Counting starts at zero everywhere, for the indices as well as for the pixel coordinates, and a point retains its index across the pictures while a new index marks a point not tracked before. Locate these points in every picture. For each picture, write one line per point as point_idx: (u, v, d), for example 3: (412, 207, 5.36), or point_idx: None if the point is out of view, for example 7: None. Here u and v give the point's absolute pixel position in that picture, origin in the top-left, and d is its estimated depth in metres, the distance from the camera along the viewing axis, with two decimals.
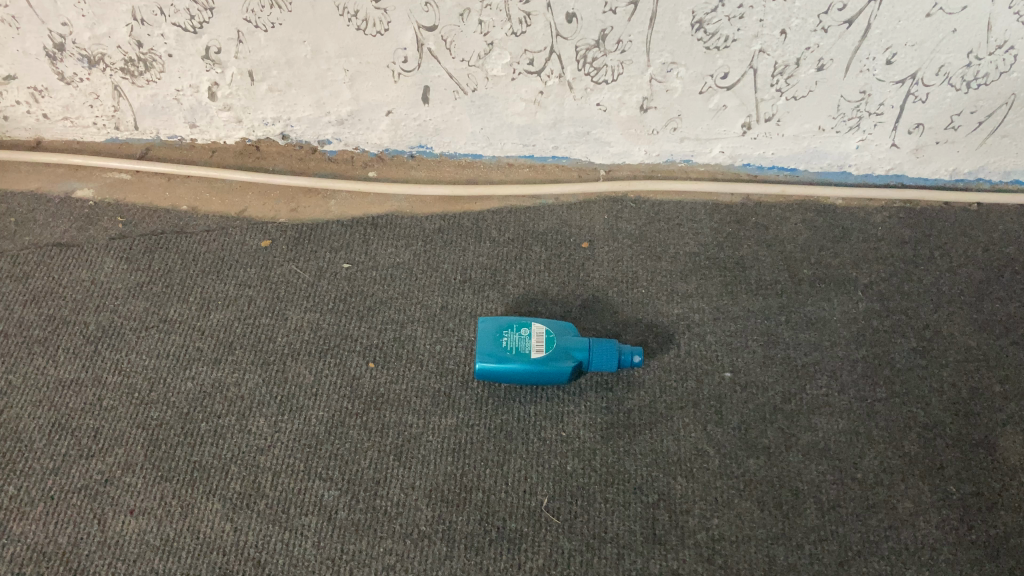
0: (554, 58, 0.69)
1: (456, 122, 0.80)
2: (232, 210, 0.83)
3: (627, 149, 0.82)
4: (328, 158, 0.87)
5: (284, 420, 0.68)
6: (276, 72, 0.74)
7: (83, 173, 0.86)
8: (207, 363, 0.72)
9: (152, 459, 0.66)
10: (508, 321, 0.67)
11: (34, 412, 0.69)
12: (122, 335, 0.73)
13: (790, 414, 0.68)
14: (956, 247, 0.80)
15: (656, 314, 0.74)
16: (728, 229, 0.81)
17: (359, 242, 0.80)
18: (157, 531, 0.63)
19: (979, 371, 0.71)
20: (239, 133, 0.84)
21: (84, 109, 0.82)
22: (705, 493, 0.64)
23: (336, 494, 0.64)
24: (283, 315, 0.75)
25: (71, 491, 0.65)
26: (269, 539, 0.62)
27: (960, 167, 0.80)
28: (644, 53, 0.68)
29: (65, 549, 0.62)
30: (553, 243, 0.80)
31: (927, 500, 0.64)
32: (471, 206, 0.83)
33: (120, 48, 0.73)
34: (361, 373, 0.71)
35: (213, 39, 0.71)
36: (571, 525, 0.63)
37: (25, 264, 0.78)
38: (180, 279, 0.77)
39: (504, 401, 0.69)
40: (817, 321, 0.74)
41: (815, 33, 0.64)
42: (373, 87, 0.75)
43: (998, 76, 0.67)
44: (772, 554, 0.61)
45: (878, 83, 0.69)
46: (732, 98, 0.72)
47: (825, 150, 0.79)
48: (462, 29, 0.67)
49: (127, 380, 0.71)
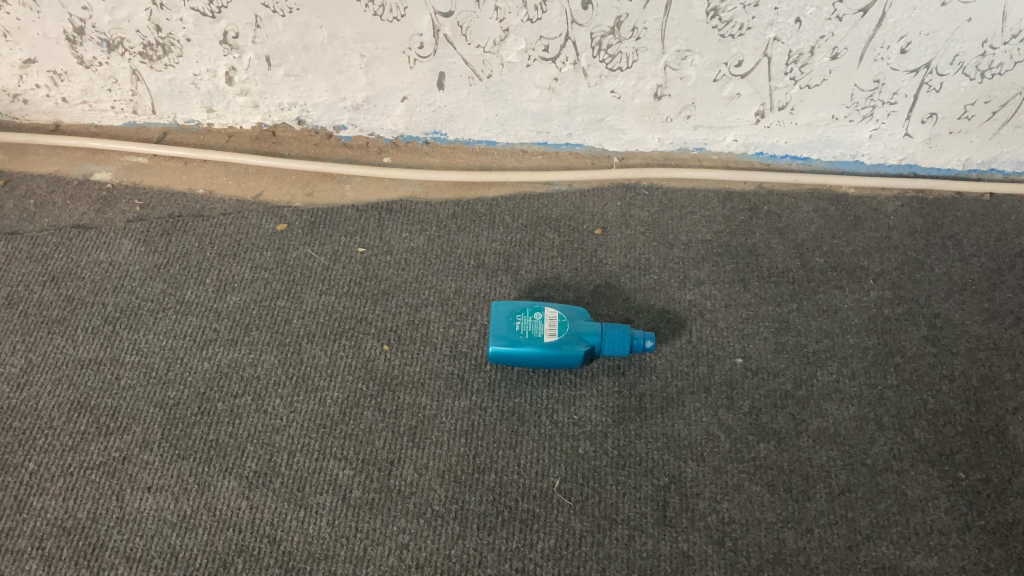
0: (569, 45, 0.70)
1: (470, 108, 0.80)
2: (248, 194, 0.84)
3: (641, 136, 0.82)
4: (343, 143, 0.87)
5: (300, 400, 0.70)
6: (293, 57, 0.75)
7: (100, 157, 0.87)
8: (224, 344, 0.73)
9: (170, 438, 0.68)
10: (522, 305, 0.68)
11: (54, 391, 0.70)
12: (139, 316, 0.75)
13: (800, 400, 0.69)
14: (968, 237, 0.80)
15: (668, 300, 0.75)
16: (740, 217, 0.81)
17: (373, 227, 0.81)
18: (175, 508, 0.64)
19: (989, 359, 0.72)
20: (255, 118, 0.85)
21: (103, 93, 0.83)
22: (715, 477, 0.65)
23: (351, 474, 0.66)
24: (299, 298, 0.76)
25: (90, 468, 0.66)
26: (284, 517, 0.64)
27: (973, 157, 0.80)
28: (659, 40, 0.68)
29: (86, 524, 0.64)
30: (566, 229, 0.80)
31: (937, 486, 0.65)
32: (484, 192, 0.84)
33: (139, 32, 0.74)
34: (376, 355, 0.72)
35: (231, 24, 0.71)
36: (582, 506, 0.64)
37: (43, 245, 0.79)
38: (196, 261, 0.78)
39: (517, 384, 0.70)
40: (828, 309, 0.75)
41: (831, 21, 0.64)
42: (388, 73, 0.76)
43: (1012, 65, 0.67)
44: (782, 538, 0.63)
45: (892, 72, 0.69)
46: (746, 86, 0.73)
47: (838, 139, 0.79)
48: (478, 15, 0.67)
49: (145, 360, 0.72)
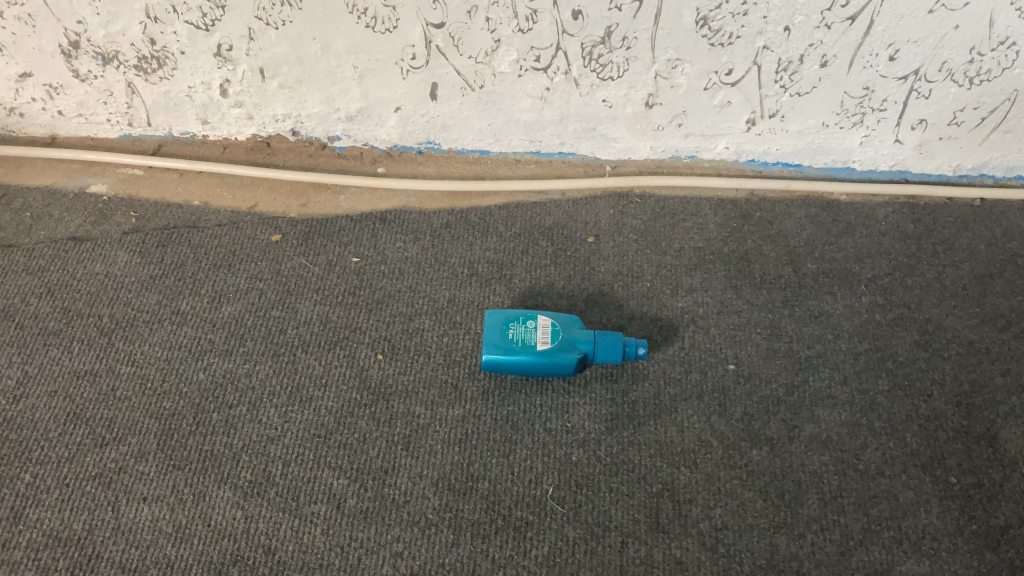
0: (561, 55, 0.70)
1: (463, 118, 0.81)
2: (244, 205, 0.84)
3: (633, 145, 0.83)
4: (338, 154, 0.88)
5: (295, 410, 0.70)
6: (287, 69, 0.76)
7: (96, 169, 0.88)
8: (219, 354, 0.73)
9: (166, 448, 0.68)
10: (516, 313, 0.68)
11: (51, 402, 0.71)
12: (135, 327, 0.75)
13: (792, 406, 0.69)
14: (960, 242, 0.81)
15: (661, 307, 0.76)
16: (732, 224, 0.82)
17: (368, 237, 0.81)
18: (171, 518, 0.65)
19: (980, 364, 0.72)
20: (250, 129, 0.86)
21: (98, 106, 0.84)
22: (708, 483, 0.66)
23: (346, 483, 0.66)
24: (294, 308, 0.76)
25: (86, 479, 0.67)
26: (279, 526, 0.64)
27: (964, 162, 0.81)
28: (649, 50, 0.69)
29: (82, 535, 0.64)
30: (559, 238, 0.81)
31: (929, 490, 0.66)
32: (478, 202, 0.84)
33: (133, 45, 0.74)
34: (371, 364, 0.72)
35: (225, 36, 0.72)
36: (576, 513, 0.64)
37: (40, 257, 0.80)
38: (192, 272, 0.79)
39: (511, 392, 0.70)
40: (820, 315, 0.75)
41: (819, 29, 0.65)
42: (382, 84, 0.77)
43: (1000, 72, 0.67)
44: (775, 543, 0.63)
45: (882, 79, 0.70)
46: (737, 93, 0.73)
47: (828, 146, 0.80)
48: (470, 25, 0.68)
49: (141, 371, 0.72)
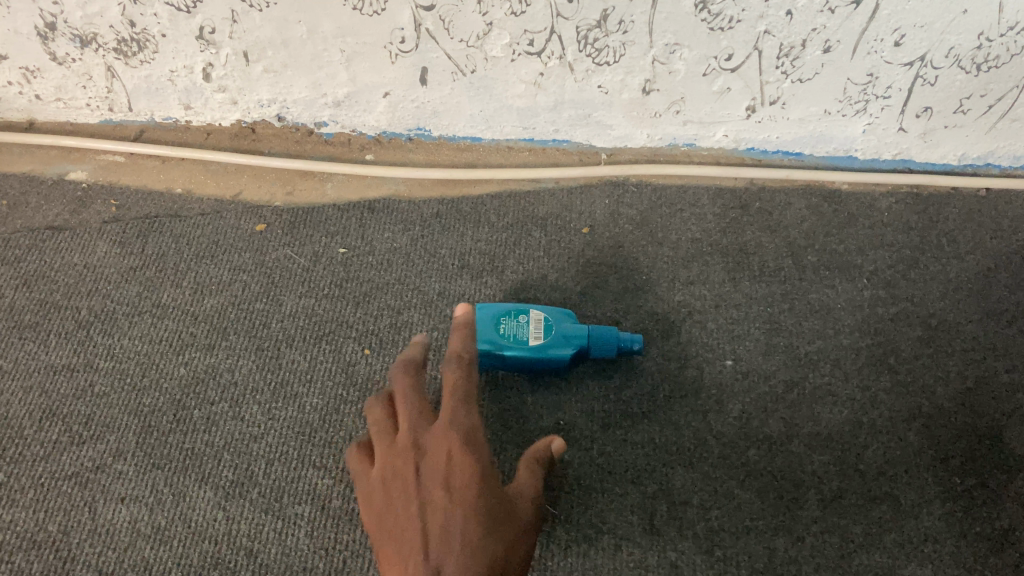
0: (555, 39, 0.68)
1: (455, 104, 0.78)
2: (227, 194, 0.82)
3: (630, 132, 0.80)
4: (325, 140, 0.85)
5: (278, 407, 0.68)
6: (272, 53, 0.73)
7: (76, 155, 0.85)
8: (201, 349, 0.71)
9: (145, 447, 0.66)
10: (507, 307, 0.66)
11: (25, 399, 0.69)
12: (114, 321, 0.73)
13: (791, 404, 0.68)
14: (965, 234, 0.78)
15: (657, 301, 0.73)
16: (731, 214, 0.79)
17: (355, 227, 0.79)
18: (149, 519, 0.63)
19: (985, 360, 0.70)
20: (234, 115, 0.83)
21: (77, 90, 0.81)
22: (705, 483, 0.64)
23: (330, 483, 0.64)
24: (278, 300, 0.74)
25: (62, 478, 0.65)
26: (262, 528, 0.62)
27: (969, 152, 0.78)
28: (647, 34, 0.66)
29: (57, 536, 0.62)
30: (552, 229, 0.78)
31: (932, 491, 0.64)
32: (470, 190, 0.82)
33: (112, 27, 0.71)
34: (357, 360, 0.70)
35: (207, 19, 0.69)
36: (569, 516, 0.62)
37: (16, 248, 0.77)
38: (173, 263, 0.76)
39: (502, 389, 0.68)
40: (820, 309, 0.73)
41: (822, 13, 0.62)
42: (370, 68, 0.74)
43: (1008, 58, 0.65)
44: (772, 546, 0.61)
45: (886, 65, 0.67)
46: (737, 80, 0.71)
47: (831, 134, 0.77)
48: (461, 8, 0.65)
49: (119, 367, 0.70)
